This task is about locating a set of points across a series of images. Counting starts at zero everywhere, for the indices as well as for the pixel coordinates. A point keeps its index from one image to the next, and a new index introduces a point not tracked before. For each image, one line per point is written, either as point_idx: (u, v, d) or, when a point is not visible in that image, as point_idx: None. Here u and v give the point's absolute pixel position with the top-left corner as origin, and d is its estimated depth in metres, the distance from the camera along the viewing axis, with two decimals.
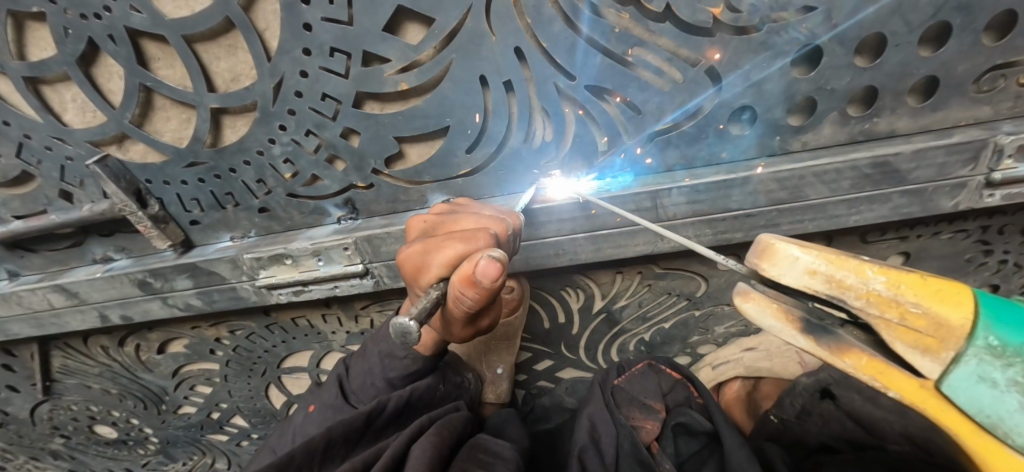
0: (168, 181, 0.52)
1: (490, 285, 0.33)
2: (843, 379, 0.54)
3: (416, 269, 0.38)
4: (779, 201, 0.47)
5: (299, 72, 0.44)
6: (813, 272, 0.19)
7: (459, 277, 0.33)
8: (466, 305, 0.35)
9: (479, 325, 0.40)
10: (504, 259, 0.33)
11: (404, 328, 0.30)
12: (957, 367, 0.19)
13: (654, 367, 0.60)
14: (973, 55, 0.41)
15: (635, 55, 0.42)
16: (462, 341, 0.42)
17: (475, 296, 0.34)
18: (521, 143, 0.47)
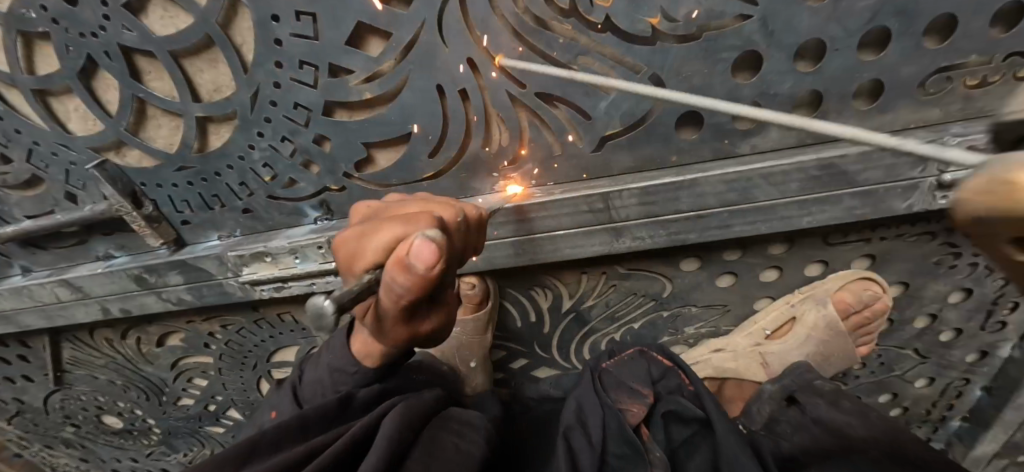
0: (161, 183, 0.56)
1: (422, 272, 0.33)
2: (806, 384, 0.58)
3: (351, 259, 0.38)
4: (730, 202, 0.48)
5: (273, 83, 0.48)
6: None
7: (393, 262, 0.33)
8: (397, 295, 0.35)
9: (416, 327, 0.41)
10: (438, 243, 0.33)
11: (323, 308, 0.27)
12: None
13: (645, 354, 0.61)
14: (916, 58, 0.42)
15: (580, 63, 0.44)
16: (397, 343, 0.43)
17: (407, 284, 0.33)
18: (478, 146, 0.50)
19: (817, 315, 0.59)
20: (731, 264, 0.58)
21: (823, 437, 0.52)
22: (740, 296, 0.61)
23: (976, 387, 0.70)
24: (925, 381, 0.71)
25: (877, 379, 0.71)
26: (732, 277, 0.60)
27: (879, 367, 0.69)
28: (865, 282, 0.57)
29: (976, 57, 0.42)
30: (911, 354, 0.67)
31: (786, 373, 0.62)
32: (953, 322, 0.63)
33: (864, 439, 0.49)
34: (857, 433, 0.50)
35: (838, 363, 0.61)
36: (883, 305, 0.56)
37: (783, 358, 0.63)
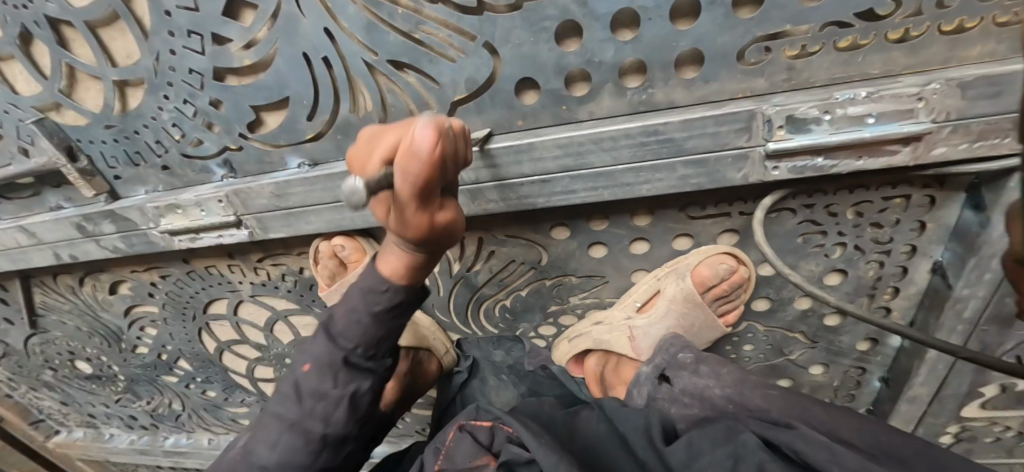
0: (92, 140, 0.64)
1: (428, 154, 0.31)
2: (673, 360, 0.60)
3: (361, 161, 0.35)
4: (569, 168, 0.51)
5: (169, 50, 0.54)
6: None
7: (399, 154, 0.32)
8: (412, 185, 0.33)
9: (434, 218, 0.39)
10: (437, 123, 0.32)
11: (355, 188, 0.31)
12: None
13: (466, 429, 0.50)
14: (730, 27, 0.44)
15: (421, 32, 0.48)
16: (417, 239, 0.40)
17: (420, 171, 0.32)
18: (347, 111, 0.55)
19: (678, 287, 0.62)
20: (599, 234, 0.60)
21: (693, 405, 0.53)
22: (616, 268, 0.64)
23: (873, 376, 0.71)
24: (820, 368, 0.72)
25: (767, 361, 0.72)
26: (604, 247, 0.62)
27: (767, 348, 0.70)
28: (724, 255, 0.59)
29: (793, 27, 0.43)
30: (799, 336, 0.67)
31: (660, 352, 0.64)
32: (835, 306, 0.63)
33: (729, 397, 0.51)
34: (717, 393, 0.52)
35: (703, 330, 0.65)
36: (740, 277, 0.59)
37: (649, 332, 0.67)
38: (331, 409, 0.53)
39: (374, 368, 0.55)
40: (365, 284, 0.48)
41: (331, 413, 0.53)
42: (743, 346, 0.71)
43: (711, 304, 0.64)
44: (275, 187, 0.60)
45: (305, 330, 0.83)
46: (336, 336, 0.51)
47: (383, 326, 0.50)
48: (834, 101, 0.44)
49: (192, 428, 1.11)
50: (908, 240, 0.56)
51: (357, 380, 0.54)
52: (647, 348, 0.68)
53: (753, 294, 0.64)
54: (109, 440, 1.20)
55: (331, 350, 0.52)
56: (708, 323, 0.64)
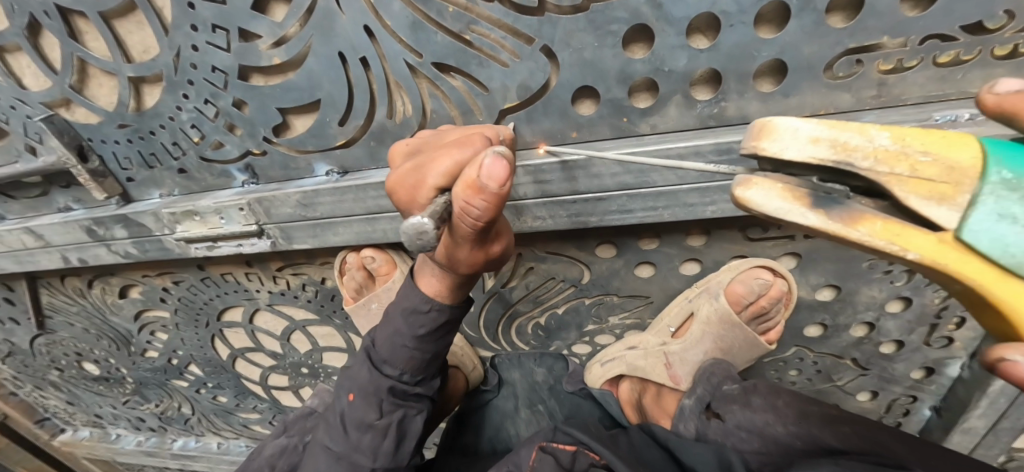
0: (105, 140, 0.60)
1: (498, 192, 0.27)
2: (716, 392, 0.57)
3: (413, 188, 0.34)
4: (627, 185, 0.47)
5: (190, 46, 0.50)
6: (816, 139, 0.19)
7: (463, 185, 0.28)
8: (474, 219, 0.30)
9: (488, 247, 0.36)
10: (509, 156, 0.28)
11: (421, 227, 0.26)
12: (972, 211, 0.19)
13: (547, 449, 0.52)
14: (821, 36, 0.39)
15: (472, 33, 0.44)
16: (467, 268, 0.38)
17: (484, 206, 0.28)
18: (384, 117, 0.50)
19: (712, 308, 0.58)
20: (648, 254, 0.56)
21: (754, 441, 0.49)
22: (662, 288, 0.60)
23: (924, 405, 0.67)
24: (867, 395, 0.68)
25: (814, 387, 0.68)
26: (651, 267, 0.58)
27: (816, 374, 0.66)
28: (755, 271, 0.54)
29: (890, 39, 0.38)
30: (850, 363, 0.64)
31: (700, 381, 0.61)
32: (893, 334, 0.59)
33: (795, 435, 0.46)
34: (781, 430, 0.47)
35: (746, 353, 0.60)
36: (776, 294, 0.54)
37: (686, 358, 0.63)
38: (378, 440, 0.48)
39: (422, 392, 0.51)
40: (406, 303, 0.44)
41: (380, 445, 0.49)
42: (788, 371, 0.67)
43: (749, 323, 0.59)
44: (302, 196, 0.55)
45: (323, 340, 0.80)
46: (380, 363, 0.48)
47: (428, 348, 0.46)
48: (934, 122, 0.40)
49: (201, 432, 1.07)
50: None
51: (402, 408, 0.49)
52: (687, 378, 0.64)
53: (807, 319, 0.60)
54: (116, 440, 1.17)
55: (376, 379, 0.48)
56: (751, 346, 0.59)
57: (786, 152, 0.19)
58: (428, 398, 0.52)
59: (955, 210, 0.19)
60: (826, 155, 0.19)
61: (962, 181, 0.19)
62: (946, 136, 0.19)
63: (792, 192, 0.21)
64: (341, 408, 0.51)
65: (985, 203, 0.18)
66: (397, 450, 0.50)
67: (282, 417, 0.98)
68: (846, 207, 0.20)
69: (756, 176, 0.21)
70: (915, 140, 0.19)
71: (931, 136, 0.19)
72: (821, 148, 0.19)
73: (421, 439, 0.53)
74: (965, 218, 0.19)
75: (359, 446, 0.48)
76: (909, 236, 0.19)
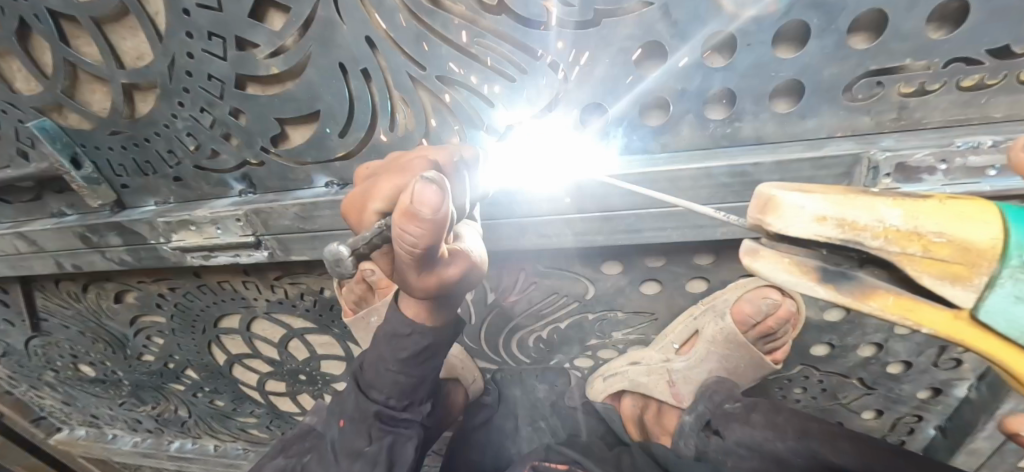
0: (99, 146, 0.58)
1: (431, 218, 0.26)
2: (717, 409, 0.56)
3: (359, 212, 0.33)
4: (636, 205, 0.46)
5: (186, 53, 0.48)
6: (822, 217, 0.17)
7: (398, 211, 0.27)
8: (410, 246, 0.28)
9: (442, 273, 0.34)
10: (443, 181, 0.27)
11: (339, 255, 0.28)
12: (992, 292, 0.17)
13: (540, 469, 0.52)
14: (841, 58, 0.38)
15: (479, 46, 0.42)
16: (424, 296, 0.36)
17: (419, 233, 0.27)
18: (385, 130, 0.49)
19: (717, 328, 0.57)
20: (654, 271, 0.55)
21: (753, 458, 0.48)
22: (668, 306, 0.59)
23: (929, 425, 0.66)
24: (872, 413, 0.68)
25: (819, 405, 0.67)
26: (657, 284, 0.56)
27: (821, 392, 0.65)
28: (764, 290, 0.54)
29: (914, 61, 0.37)
30: (856, 383, 0.63)
31: (701, 398, 0.59)
32: (901, 355, 0.58)
33: (795, 450, 0.45)
34: (781, 446, 0.46)
35: (752, 373, 0.59)
36: (785, 314, 0.53)
37: (690, 376, 0.62)
38: (368, 469, 0.47)
39: (411, 418, 0.49)
40: (388, 327, 0.43)
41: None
42: (793, 388, 0.66)
43: (755, 343, 0.58)
44: (301, 208, 0.54)
45: (321, 348, 0.79)
46: (367, 388, 0.47)
47: (413, 372, 0.45)
48: (954, 149, 0.39)
49: (198, 434, 1.07)
50: None
51: (391, 434, 0.48)
52: (689, 396, 0.64)
53: (814, 339, 0.59)
54: (112, 440, 1.16)
55: (363, 404, 0.47)
56: (757, 366, 0.58)
57: (792, 229, 0.18)
58: (419, 423, 0.50)
59: (970, 291, 0.17)
60: (832, 235, 0.17)
61: (979, 263, 0.16)
62: (963, 206, 0.17)
63: (797, 265, 0.19)
64: (334, 436, 0.50)
65: (1003, 287, 0.16)
66: None
67: (280, 422, 0.97)
68: (857, 281, 0.19)
69: (763, 246, 0.21)
70: (930, 219, 0.16)
71: (951, 212, 0.17)
72: (829, 228, 0.17)
73: (414, 465, 0.51)
74: (982, 302, 0.17)
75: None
76: (923, 311, 0.18)
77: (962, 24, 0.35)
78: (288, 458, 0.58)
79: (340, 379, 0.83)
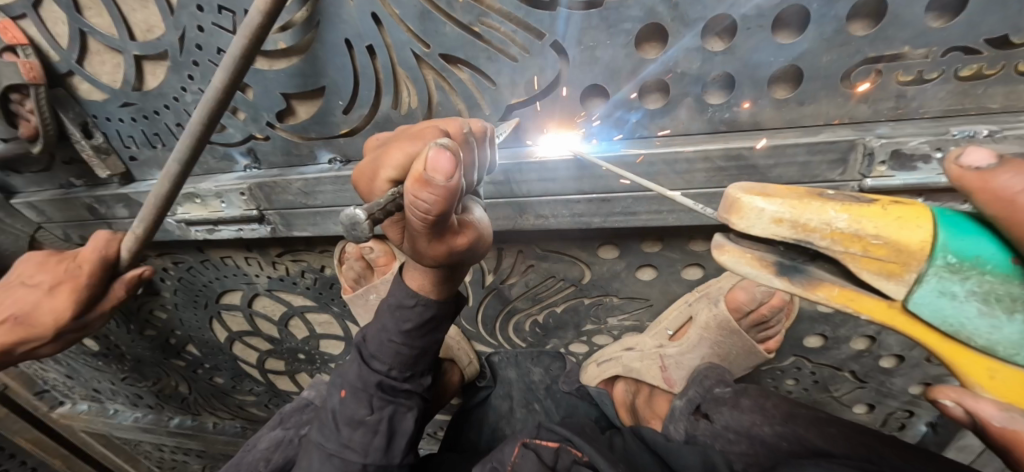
0: (110, 118, 0.59)
1: (443, 184, 0.27)
2: (706, 394, 0.56)
3: (370, 179, 0.34)
4: (633, 187, 0.47)
5: (196, 26, 0.49)
6: (778, 220, 0.20)
7: (410, 178, 0.28)
8: (423, 212, 0.29)
9: (452, 242, 0.34)
10: (456, 150, 0.27)
11: (356, 217, 0.27)
12: (919, 286, 0.20)
13: (530, 446, 0.51)
14: (840, 44, 0.38)
15: (482, 25, 0.43)
16: (433, 264, 0.37)
17: (432, 199, 0.28)
18: (389, 107, 0.50)
19: (711, 314, 0.58)
20: (650, 257, 0.55)
21: (742, 442, 0.49)
22: (663, 292, 0.59)
23: (920, 421, 0.66)
24: (864, 408, 0.68)
25: (810, 397, 0.68)
26: (653, 270, 0.57)
27: (813, 384, 0.66)
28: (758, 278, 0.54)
29: (913, 49, 0.37)
30: (848, 376, 0.63)
31: (692, 384, 0.60)
32: (894, 349, 0.58)
33: (782, 434, 0.46)
34: (768, 431, 0.47)
35: (744, 361, 0.59)
36: (777, 302, 0.54)
37: (682, 362, 0.62)
38: (368, 437, 0.48)
39: (411, 389, 0.50)
40: (392, 299, 0.44)
41: (370, 442, 0.48)
42: (786, 379, 0.67)
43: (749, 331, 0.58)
44: (303, 183, 0.55)
45: (321, 328, 0.80)
46: (369, 359, 0.48)
47: (416, 344, 0.46)
48: (949, 137, 0.38)
49: (198, 411, 1.09)
50: None
51: (392, 404, 0.49)
52: (680, 381, 0.64)
53: (808, 329, 0.59)
54: (113, 415, 1.18)
55: (365, 374, 0.48)
56: (749, 355, 0.59)
57: (752, 228, 0.21)
58: (419, 395, 0.51)
59: (903, 285, 0.21)
60: (786, 234, 0.20)
61: (909, 262, 0.20)
62: (901, 211, 0.20)
63: (759, 260, 0.23)
64: (335, 405, 0.51)
65: (927, 283, 0.20)
66: (388, 448, 0.49)
67: (278, 401, 0.98)
68: (808, 274, 0.22)
69: (730, 241, 0.24)
70: (872, 222, 0.20)
71: (888, 216, 0.20)
72: (783, 228, 0.20)
73: (413, 437, 0.52)
74: (911, 294, 0.21)
75: (349, 443, 0.48)
76: (860, 299, 0.22)
77: (962, 11, 0.35)
78: (284, 430, 0.59)
79: (337, 359, 0.84)
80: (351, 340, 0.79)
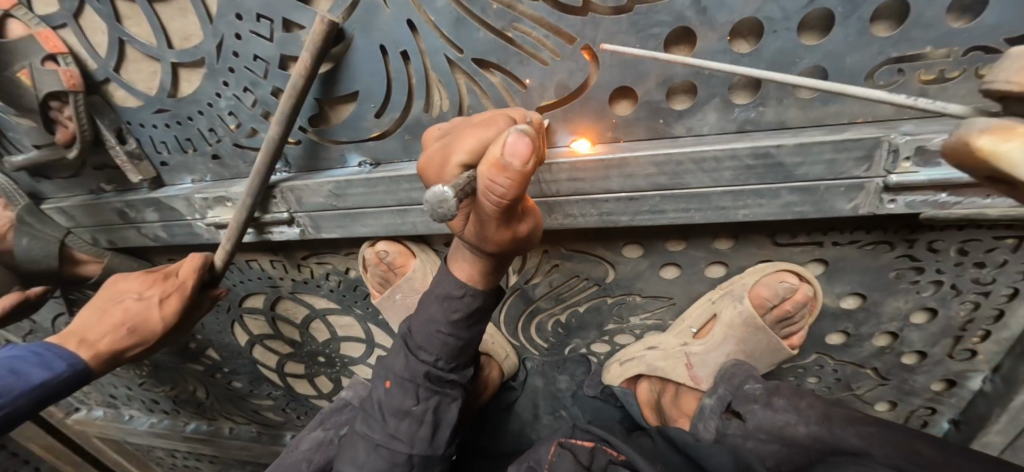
0: (144, 124, 0.61)
1: (521, 167, 0.29)
2: (738, 391, 0.57)
3: (440, 166, 0.35)
4: (661, 186, 0.48)
5: (233, 34, 0.51)
6: None
7: (488, 162, 0.29)
8: (498, 195, 0.31)
9: (512, 226, 0.37)
10: (533, 135, 0.29)
11: (443, 196, 0.29)
12: None
13: (566, 445, 0.52)
14: (864, 45, 0.39)
15: (514, 30, 0.44)
16: (492, 247, 0.39)
17: (509, 181, 0.29)
18: (420, 110, 0.51)
19: (735, 311, 0.57)
20: (674, 255, 0.56)
21: (773, 442, 0.49)
22: (685, 291, 0.60)
23: (942, 418, 0.67)
24: (886, 406, 0.68)
25: (832, 396, 0.68)
26: (676, 269, 0.58)
27: (834, 381, 0.66)
28: (783, 273, 0.54)
29: (936, 49, 0.38)
30: (870, 373, 0.64)
31: (720, 381, 0.60)
32: (916, 345, 0.59)
33: (816, 435, 0.46)
34: (803, 431, 0.47)
35: (767, 358, 0.60)
36: (801, 297, 0.54)
37: (707, 360, 0.62)
38: (414, 427, 0.49)
39: (456, 380, 0.51)
40: (439, 290, 0.46)
41: (416, 432, 0.49)
42: (807, 377, 0.67)
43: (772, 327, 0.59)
44: (334, 186, 0.56)
45: (342, 330, 0.81)
46: (415, 350, 0.49)
47: (462, 335, 0.47)
48: None
49: (214, 416, 1.09)
50: (1012, 283, 0.51)
51: (438, 395, 0.49)
52: (707, 378, 0.64)
53: (830, 326, 0.60)
54: (128, 421, 1.19)
55: (412, 365, 0.49)
56: (772, 351, 0.59)
57: None
58: (462, 386, 0.52)
59: None
60: None
61: None
62: None
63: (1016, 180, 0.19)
64: (378, 397, 0.51)
65: None
66: (433, 437, 0.50)
67: (296, 405, 0.99)
68: None
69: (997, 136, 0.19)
70: None
71: None
72: None
73: (454, 429, 0.52)
74: None
75: (396, 434, 0.49)
76: None
77: (983, 12, 0.36)
78: (324, 431, 0.60)
79: (357, 361, 0.84)
80: (372, 342, 0.80)
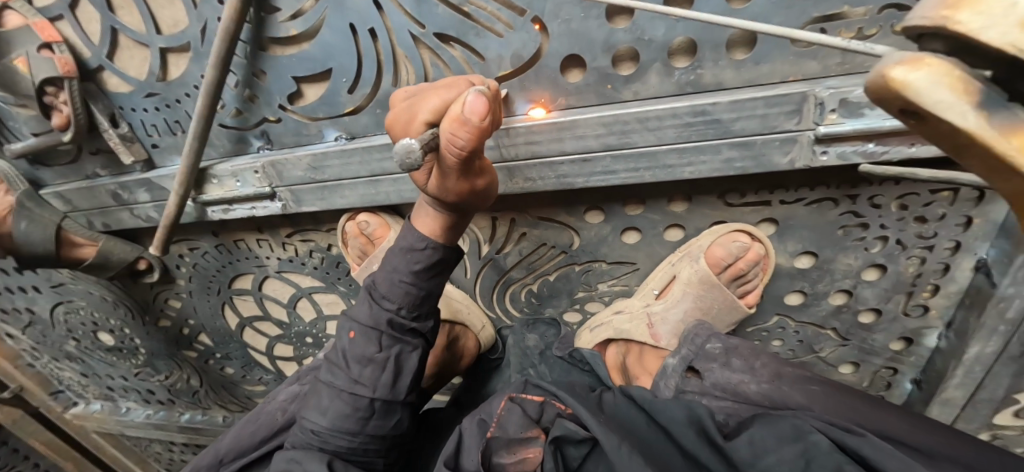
0: (135, 108, 0.65)
1: (478, 123, 0.33)
2: (698, 351, 0.57)
3: (405, 123, 0.38)
4: (611, 146, 0.51)
5: (216, 18, 0.55)
6: None
7: (450, 119, 0.34)
8: (459, 148, 0.35)
9: (471, 180, 0.41)
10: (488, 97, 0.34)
11: (410, 147, 0.33)
12: None
13: (516, 400, 0.53)
14: (786, 7, 0.43)
15: (470, 5, 0.48)
16: (454, 201, 0.43)
17: (469, 137, 0.34)
18: (388, 84, 0.55)
19: (692, 271, 0.60)
20: (633, 219, 0.59)
21: (727, 398, 0.51)
22: (648, 255, 0.63)
23: (905, 378, 0.68)
24: (850, 368, 0.70)
25: (797, 358, 0.70)
26: (637, 233, 0.61)
27: (798, 344, 0.69)
28: (733, 234, 0.57)
29: (851, 8, 0.42)
30: (830, 333, 0.66)
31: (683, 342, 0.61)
32: (870, 302, 0.61)
33: (764, 392, 0.49)
34: (753, 388, 0.50)
35: (728, 317, 0.63)
36: (753, 256, 0.57)
37: (667, 318, 0.64)
38: (377, 373, 0.51)
39: (419, 329, 0.54)
40: (404, 243, 0.50)
41: (379, 377, 0.51)
42: (773, 341, 0.70)
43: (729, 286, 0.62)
44: (312, 159, 0.60)
45: (328, 309, 0.84)
46: (379, 299, 0.52)
47: (424, 285, 0.51)
48: None
49: (208, 405, 1.11)
50: (953, 236, 0.54)
51: (399, 343, 0.52)
52: (667, 336, 0.65)
53: (787, 286, 0.63)
54: (125, 413, 1.21)
55: (376, 313, 0.51)
56: (732, 311, 0.62)
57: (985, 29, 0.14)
58: (425, 337, 0.55)
59: None
60: None
61: None
62: None
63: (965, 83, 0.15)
64: (344, 346, 0.54)
65: None
66: (395, 384, 0.52)
67: None
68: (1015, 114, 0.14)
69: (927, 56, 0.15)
70: None
71: None
72: None
73: (418, 378, 0.55)
74: None
75: (359, 379, 0.51)
76: None
77: None
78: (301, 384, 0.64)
79: None
80: None
